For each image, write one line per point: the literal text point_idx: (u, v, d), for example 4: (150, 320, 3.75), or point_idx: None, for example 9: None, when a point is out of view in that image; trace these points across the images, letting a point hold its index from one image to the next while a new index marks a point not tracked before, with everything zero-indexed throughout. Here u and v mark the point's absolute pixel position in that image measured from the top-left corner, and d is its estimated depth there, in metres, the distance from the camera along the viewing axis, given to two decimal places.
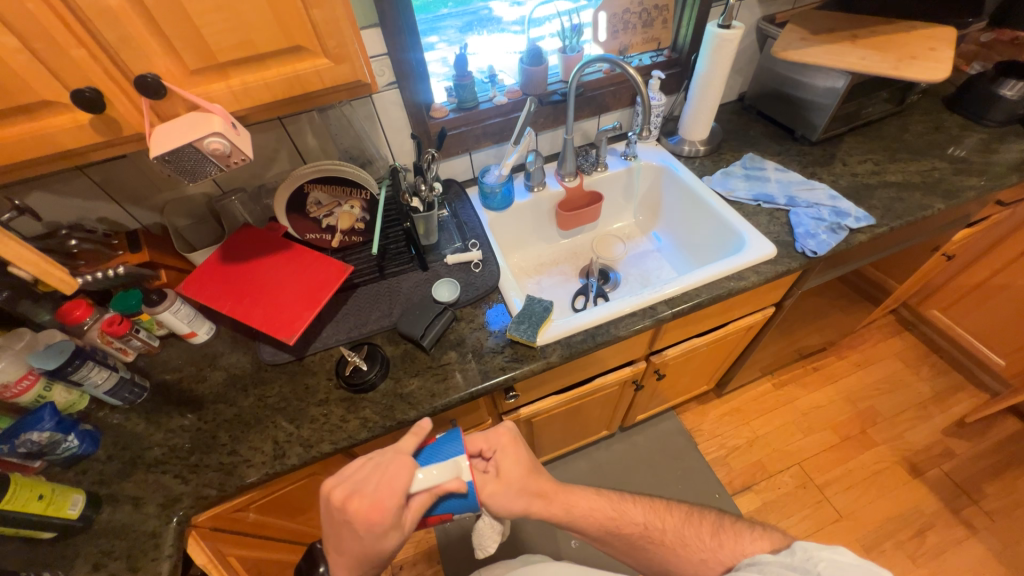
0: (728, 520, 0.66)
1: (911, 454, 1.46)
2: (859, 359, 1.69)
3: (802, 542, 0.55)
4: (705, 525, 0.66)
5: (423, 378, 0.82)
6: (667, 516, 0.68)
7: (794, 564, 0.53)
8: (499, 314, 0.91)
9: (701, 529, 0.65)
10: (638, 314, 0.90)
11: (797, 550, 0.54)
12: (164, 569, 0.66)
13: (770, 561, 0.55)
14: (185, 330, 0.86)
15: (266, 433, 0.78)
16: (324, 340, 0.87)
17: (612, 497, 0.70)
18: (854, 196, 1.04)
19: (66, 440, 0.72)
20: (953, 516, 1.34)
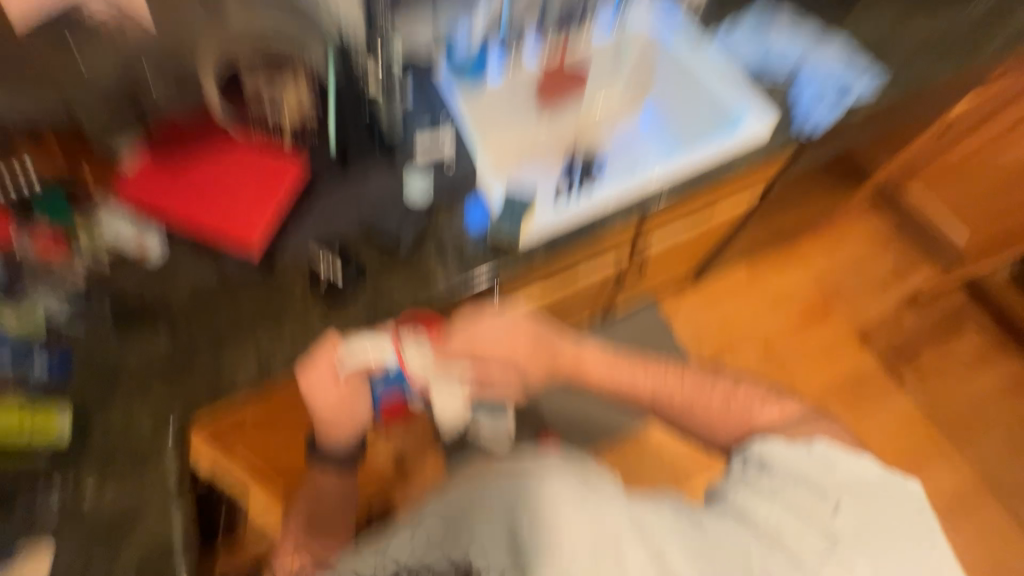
0: (750, 392, 0.77)
1: (865, 327, 1.60)
2: (831, 243, 1.73)
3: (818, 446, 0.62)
4: (719, 393, 0.78)
5: (404, 284, 0.80)
6: (680, 381, 0.81)
7: (813, 479, 0.60)
8: (479, 212, 0.84)
9: (715, 396, 0.78)
10: (623, 209, 0.86)
11: (818, 455, 0.62)
12: (172, 477, 0.71)
13: (783, 468, 0.62)
14: (133, 250, 0.78)
15: (248, 347, 0.76)
16: (291, 251, 0.81)
17: (628, 373, 0.84)
18: (859, 66, 0.95)
19: (30, 363, 0.71)
20: (889, 378, 1.52)
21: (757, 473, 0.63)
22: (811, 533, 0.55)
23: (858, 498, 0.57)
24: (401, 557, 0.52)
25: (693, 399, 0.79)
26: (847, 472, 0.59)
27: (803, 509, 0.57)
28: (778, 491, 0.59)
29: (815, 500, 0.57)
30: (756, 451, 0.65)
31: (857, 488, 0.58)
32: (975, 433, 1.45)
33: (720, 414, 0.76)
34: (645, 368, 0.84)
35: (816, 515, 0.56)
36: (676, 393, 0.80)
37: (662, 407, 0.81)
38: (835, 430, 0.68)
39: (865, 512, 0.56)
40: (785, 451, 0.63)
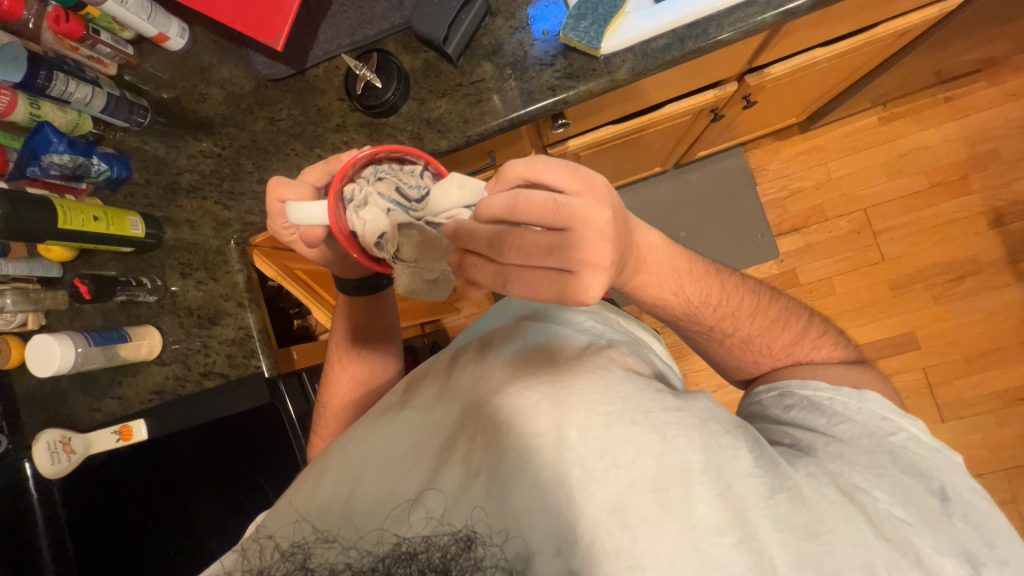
0: (816, 330, 0.60)
1: (1006, 204, 1.30)
2: (1015, 88, 1.29)
3: (876, 395, 0.51)
4: (786, 334, 0.59)
5: (451, 101, 0.66)
6: (749, 320, 0.58)
7: (876, 429, 0.49)
8: (552, 7, 0.64)
9: (785, 331, 0.59)
10: (757, 5, 0.61)
11: (882, 411, 0.50)
12: (240, 279, 0.74)
13: (839, 410, 0.51)
14: (154, 33, 0.68)
15: (288, 161, 0.71)
16: (324, 47, 0.68)
17: (695, 296, 0.56)
18: None
19: (93, 164, 0.69)
20: (1007, 266, 1.30)
21: (810, 422, 0.51)
22: (911, 517, 0.42)
23: (939, 472, 0.45)
24: (404, 531, 0.36)
25: (764, 329, 0.59)
26: (919, 436, 0.48)
27: (891, 484, 0.44)
28: (860, 461, 0.46)
29: (890, 469, 0.46)
30: (799, 390, 0.54)
31: (935, 461, 0.46)
32: None
33: (782, 348, 0.59)
34: (716, 287, 0.57)
35: (904, 494, 0.44)
36: (710, 310, 0.57)
37: (693, 333, 0.60)
38: (887, 387, 0.55)
39: (957, 492, 0.44)
40: (848, 397, 0.51)
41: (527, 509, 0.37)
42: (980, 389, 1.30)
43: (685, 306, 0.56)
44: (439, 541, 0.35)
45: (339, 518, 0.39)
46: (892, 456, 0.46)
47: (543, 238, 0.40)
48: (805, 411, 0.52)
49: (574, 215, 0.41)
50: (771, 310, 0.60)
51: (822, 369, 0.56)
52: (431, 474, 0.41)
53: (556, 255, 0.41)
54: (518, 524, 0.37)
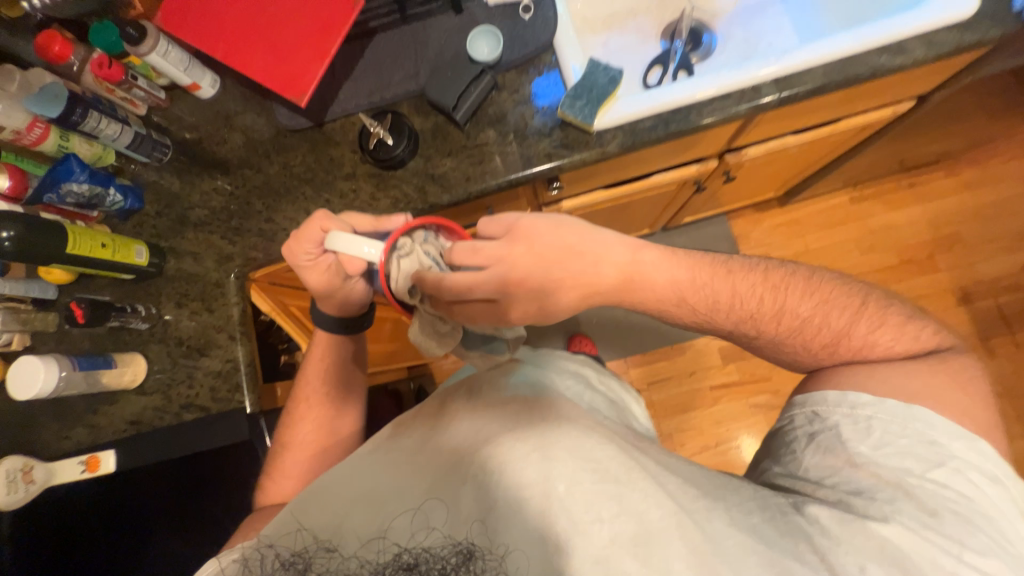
0: (869, 313, 0.55)
1: (972, 283, 1.37)
2: (971, 180, 1.41)
3: (928, 411, 0.47)
4: (828, 327, 0.55)
5: (456, 160, 0.72)
6: (776, 317, 0.56)
7: (911, 460, 0.46)
8: (552, 86, 0.72)
9: (824, 325, 0.55)
10: (731, 98, 0.69)
11: (927, 437, 0.47)
12: (235, 312, 0.75)
13: (864, 457, 0.48)
14: (187, 82, 0.74)
15: (297, 204, 0.75)
16: (342, 104, 0.74)
17: (707, 297, 0.56)
18: None
19: (109, 194, 0.72)
20: (979, 343, 1.35)
21: (829, 457, 0.50)
22: (926, 568, 0.40)
23: (973, 518, 0.43)
24: (402, 539, 0.38)
25: (799, 323, 0.56)
26: (962, 477, 0.45)
27: (910, 529, 0.42)
28: (881, 504, 0.45)
29: (919, 514, 0.43)
30: (836, 418, 0.51)
31: (972, 507, 0.44)
32: None
33: (820, 349, 0.56)
34: (733, 284, 0.56)
35: (924, 543, 0.42)
36: (736, 306, 0.56)
37: (728, 332, 0.58)
38: (958, 390, 0.48)
39: (989, 541, 0.42)
40: (893, 425, 0.48)
41: (522, 531, 0.38)
42: None
43: (693, 310, 0.57)
44: (438, 551, 0.36)
45: (338, 522, 0.40)
46: (916, 499, 0.44)
47: (468, 277, 0.51)
48: (833, 442, 0.50)
49: (489, 256, 0.52)
50: (810, 299, 0.56)
51: (868, 372, 0.52)
52: (432, 493, 0.42)
53: (480, 289, 0.51)
54: (507, 551, 0.37)
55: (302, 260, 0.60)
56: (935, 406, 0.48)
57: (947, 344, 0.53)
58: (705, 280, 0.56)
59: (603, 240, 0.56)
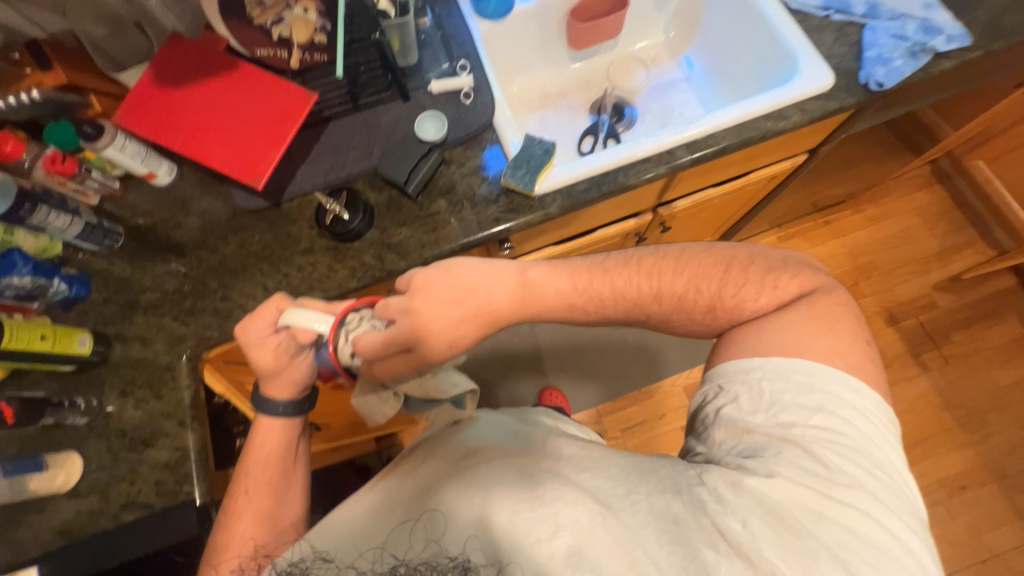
0: (735, 275, 0.56)
1: (895, 305, 1.52)
2: (875, 215, 1.60)
3: (806, 362, 0.51)
4: (703, 297, 0.56)
5: (411, 229, 0.77)
6: (655, 297, 0.56)
7: (793, 416, 0.50)
8: (495, 159, 0.79)
9: (700, 298, 0.56)
10: (652, 161, 0.78)
11: (807, 393, 0.50)
12: (186, 396, 0.72)
13: (756, 424, 0.51)
14: (142, 171, 0.76)
15: (254, 280, 0.76)
16: (299, 185, 0.78)
17: (583, 281, 0.56)
18: (954, 6, 0.80)
19: (52, 284, 0.71)
20: (912, 359, 1.47)
21: (731, 426, 0.53)
22: (801, 514, 0.45)
23: (850, 459, 0.47)
24: (401, 553, 0.42)
25: (677, 300, 0.56)
26: (841, 421, 0.48)
27: (789, 483, 0.46)
28: (770, 464, 0.48)
29: (799, 465, 0.47)
30: (734, 387, 0.53)
31: (848, 450, 0.47)
32: (994, 422, 1.40)
33: (702, 316, 0.57)
34: (611, 270, 0.56)
35: (801, 493, 0.46)
36: (616, 290, 0.56)
37: (625, 319, 0.58)
38: (836, 343, 0.51)
39: (863, 478, 0.46)
40: (778, 385, 0.51)
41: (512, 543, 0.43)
42: (924, 480, 1.36)
43: (580, 305, 0.57)
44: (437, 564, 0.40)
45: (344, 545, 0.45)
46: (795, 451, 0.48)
47: (380, 338, 0.53)
48: (730, 412, 0.53)
49: (395, 312, 0.54)
50: (681, 273, 0.56)
51: (760, 337, 0.54)
52: (433, 503, 0.46)
53: (399, 344, 0.53)
54: (501, 559, 0.42)
55: (252, 339, 0.59)
56: (817, 360, 0.51)
57: (814, 288, 0.55)
58: (590, 272, 0.57)
59: (490, 267, 0.57)
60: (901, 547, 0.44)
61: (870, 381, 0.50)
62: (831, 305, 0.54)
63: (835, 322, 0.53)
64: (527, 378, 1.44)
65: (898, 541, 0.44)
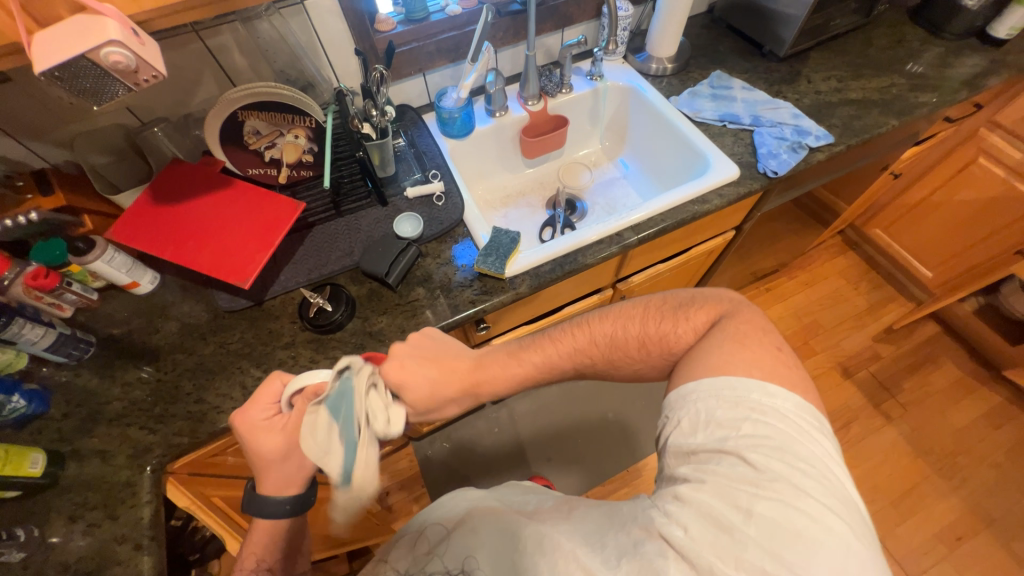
0: (654, 317, 0.61)
1: (845, 359, 1.63)
2: (806, 279, 1.80)
3: (730, 376, 0.50)
4: (632, 338, 0.61)
5: (391, 316, 0.81)
6: (592, 346, 0.61)
7: (724, 426, 0.48)
8: (466, 250, 0.88)
9: (629, 338, 0.61)
10: (605, 242, 0.90)
11: (732, 403, 0.49)
12: (146, 513, 0.66)
13: (698, 443, 0.49)
14: (125, 281, 0.79)
15: (232, 378, 0.76)
16: (283, 284, 0.83)
17: (534, 352, 0.62)
18: (815, 115, 1.04)
19: (12, 401, 0.68)
20: (874, 409, 1.54)
21: (677, 450, 0.51)
22: (735, 523, 0.43)
23: (783, 463, 0.45)
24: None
25: (610, 340, 0.61)
26: (769, 427, 0.47)
27: (725, 491, 0.45)
28: (707, 477, 0.47)
29: (734, 473, 0.46)
30: (676, 410, 0.52)
31: (780, 452, 0.45)
32: (964, 465, 1.45)
33: (636, 350, 0.60)
34: (553, 338, 0.63)
35: (738, 501, 0.44)
36: (559, 351, 0.62)
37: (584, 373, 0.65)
38: (753, 352, 0.52)
39: (798, 481, 0.44)
40: (710, 402, 0.50)
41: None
42: (920, 535, 1.35)
43: (530, 357, 0.62)
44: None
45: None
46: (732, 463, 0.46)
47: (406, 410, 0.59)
48: (672, 435, 0.52)
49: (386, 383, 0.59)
50: (608, 320, 0.62)
51: (689, 356, 0.56)
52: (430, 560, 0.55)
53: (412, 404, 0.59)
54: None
55: (256, 421, 0.58)
56: (740, 369, 0.51)
57: (721, 315, 0.58)
58: (536, 341, 0.64)
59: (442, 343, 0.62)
60: (848, 553, 0.41)
61: (787, 384, 0.50)
62: (740, 327, 0.56)
63: (750, 331, 0.55)
64: (511, 469, 1.40)
65: (845, 546, 0.41)
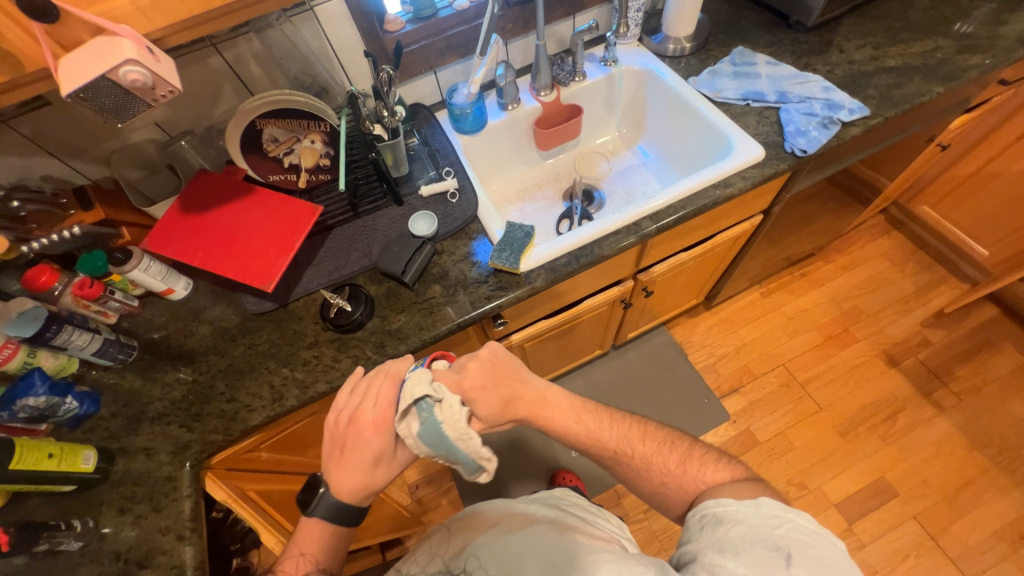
0: (700, 450, 0.63)
1: (889, 346, 1.54)
2: (846, 263, 1.70)
3: (768, 498, 0.52)
4: (675, 454, 0.62)
5: (409, 314, 0.82)
6: (641, 444, 0.63)
7: (760, 520, 0.50)
8: (482, 246, 0.88)
9: (672, 455, 0.62)
10: (622, 232, 0.87)
11: (764, 506, 0.51)
12: (186, 507, 0.70)
13: (738, 518, 0.51)
14: (161, 287, 0.83)
15: (261, 378, 0.79)
16: (305, 286, 0.85)
17: (586, 422, 0.64)
18: (849, 87, 0.97)
19: (65, 402, 0.73)
20: (924, 399, 1.44)
21: (712, 522, 0.52)
22: None
23: (817, 557, 0.47)
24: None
25: (656, 447, 0.63)
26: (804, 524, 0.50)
27: (760, 564, 0.46)
28: (746, 546, 0.48)
29: (769, 553, 0.47)
30: (707, 504, 0.54)
31: (815, 547, 0.48)
32: None
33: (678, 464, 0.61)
34: (612, 418, 0.65)
35: (772, 571, 0.46)
36: (606, 439, 0.63)
37: (608, 466, 0.65)
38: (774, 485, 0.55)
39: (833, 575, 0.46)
40: (752, 500, 0.52)
41: None
42: (980, 532, 1.26)
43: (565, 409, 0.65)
44: None
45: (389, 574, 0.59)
46: (771, 548, 0.47)
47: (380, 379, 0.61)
48: (708, 514, 0.53)
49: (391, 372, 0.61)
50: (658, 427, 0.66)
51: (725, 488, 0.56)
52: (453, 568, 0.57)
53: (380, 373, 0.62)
54: None
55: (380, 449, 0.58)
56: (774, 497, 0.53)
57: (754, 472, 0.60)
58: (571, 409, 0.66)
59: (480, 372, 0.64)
60: None
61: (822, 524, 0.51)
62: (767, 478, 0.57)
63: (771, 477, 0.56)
64: (537, 462, 1.41)
65: None
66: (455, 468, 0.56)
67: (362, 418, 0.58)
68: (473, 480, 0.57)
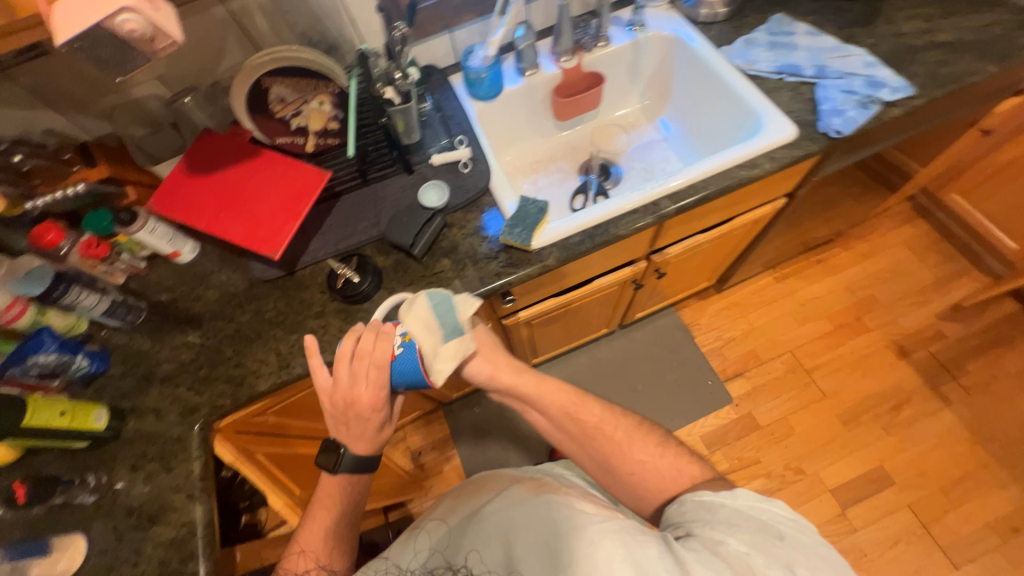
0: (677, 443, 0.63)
1: (901, 337, 1.51)
2: (865, 250, 1.65)
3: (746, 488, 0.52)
4: (654, 441, 0.63)
5: (417, 288, 0.80)
6: (622, 421, 0.64)
7: (746, 507, 0.50)
8: (493, 220, 0.85)
9: (649, 443, 0.62)
10: (639, 211, 0.84)
11: (742, 496, 0.51)
12: (196, 468, 0.72)
13: (726, 504, 0.51)
14: (168, 250, 0.82)
15: (269, 345, 0.79)
16: (312, 254, 0.84)
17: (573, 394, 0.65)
18: (894, 63, 0.91)
19: (75, 361, 0.74)
20: (931, 392, 1.43)
21: (700, 505, 0.52)
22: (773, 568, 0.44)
23: (805, 542, 0.47)
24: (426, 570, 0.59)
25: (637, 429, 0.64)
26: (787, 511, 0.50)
27: (757, 543, 0.47)
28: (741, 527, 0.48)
29: (761, 534, 0.47)
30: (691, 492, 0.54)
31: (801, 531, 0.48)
32: None
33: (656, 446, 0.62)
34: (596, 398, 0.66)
35: (768, 552, 0.46)
36: (588, 417, 0.63)
37: (587, 445, 0.63)
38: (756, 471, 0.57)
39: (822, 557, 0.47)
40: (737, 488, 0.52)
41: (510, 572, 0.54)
42: (973, 523, 1.27)
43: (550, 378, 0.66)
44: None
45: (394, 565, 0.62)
46: (762, 530, 0.48)
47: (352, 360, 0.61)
48: (694, 500, 0.53)
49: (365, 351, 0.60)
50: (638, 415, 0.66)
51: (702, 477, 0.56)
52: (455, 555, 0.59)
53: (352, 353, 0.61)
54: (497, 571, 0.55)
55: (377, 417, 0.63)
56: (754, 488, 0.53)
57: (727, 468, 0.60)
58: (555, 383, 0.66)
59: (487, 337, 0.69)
60: None
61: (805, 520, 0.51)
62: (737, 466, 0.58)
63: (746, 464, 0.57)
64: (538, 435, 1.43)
65: None
66: (443, 316, 0.61)
67: (360, 401, 0.61)
68: (452, 334, 0.60)
